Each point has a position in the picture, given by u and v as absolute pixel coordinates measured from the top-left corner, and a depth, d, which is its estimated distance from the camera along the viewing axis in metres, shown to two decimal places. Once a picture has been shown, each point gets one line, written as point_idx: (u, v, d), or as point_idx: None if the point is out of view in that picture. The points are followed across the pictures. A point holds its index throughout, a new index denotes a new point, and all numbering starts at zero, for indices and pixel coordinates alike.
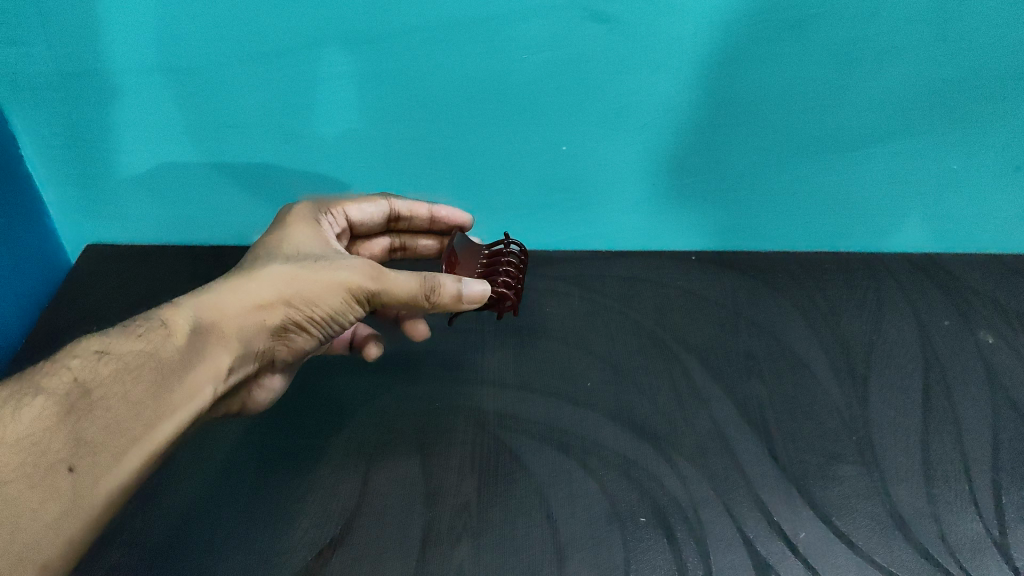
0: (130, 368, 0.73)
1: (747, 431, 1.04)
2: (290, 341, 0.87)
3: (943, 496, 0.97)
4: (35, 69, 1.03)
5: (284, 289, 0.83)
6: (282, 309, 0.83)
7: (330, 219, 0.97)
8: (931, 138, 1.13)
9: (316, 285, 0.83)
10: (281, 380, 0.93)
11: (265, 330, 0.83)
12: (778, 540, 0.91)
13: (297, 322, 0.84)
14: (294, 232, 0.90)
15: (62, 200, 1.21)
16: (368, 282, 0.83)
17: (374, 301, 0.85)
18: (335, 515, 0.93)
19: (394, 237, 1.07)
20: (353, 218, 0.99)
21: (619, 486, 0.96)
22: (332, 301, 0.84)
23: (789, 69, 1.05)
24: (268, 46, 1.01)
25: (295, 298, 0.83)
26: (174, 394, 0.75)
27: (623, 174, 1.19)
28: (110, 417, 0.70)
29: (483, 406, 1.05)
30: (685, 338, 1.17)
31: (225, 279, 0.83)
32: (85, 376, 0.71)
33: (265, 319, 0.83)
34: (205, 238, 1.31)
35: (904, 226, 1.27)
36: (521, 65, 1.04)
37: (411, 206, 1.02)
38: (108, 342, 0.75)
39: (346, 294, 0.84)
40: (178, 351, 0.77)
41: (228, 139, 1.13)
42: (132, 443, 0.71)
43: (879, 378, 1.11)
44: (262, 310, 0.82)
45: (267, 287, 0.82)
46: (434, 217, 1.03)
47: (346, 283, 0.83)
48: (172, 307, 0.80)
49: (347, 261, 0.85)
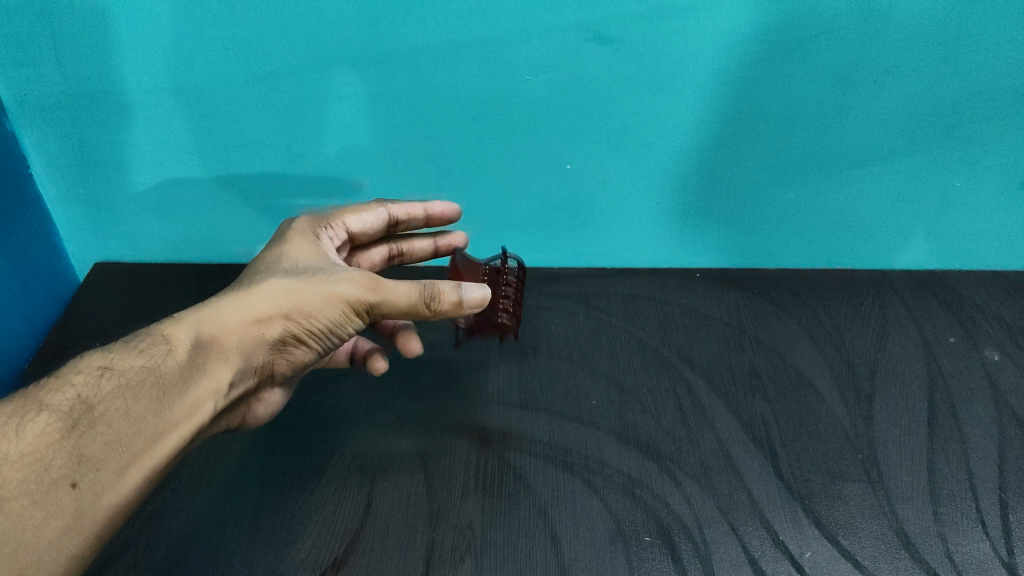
0: (131, 384, 0.73)
1: (753, 451, 1.03)
2: (290, 354, 0.87)
3: (950, 516, 0.96)
4: (45, 90, 1.05)
5: (283, 302, 0.82)
6: (281, 322, 0.83)
7: (331, 233, 0.98)
8: (933, 156, 1.13)
9: (315, 296, 0.83)
10: (279, 395, 0.94)
11: (264, 343, 0.83)
12: (784, 560, 0.91)
13: (296, 335, 0.84)
14: (293, 247, 0.91)
15: (70, 219, 1.22)
16: (367, 292, 0.83)
17: (374, 311, 0.86)
18: (338, 534, 0.92)
19: (392, 244, 1.07)
20: (353, 229, 1.00)
21: (623, 506, 0.96)
22: (332, 312, 0.84)
23: (790, 90, 1.06)
24: (276, 67, 1.02)
25: (294, 311, 0.83)
26: (174, 410, 0.75)
27: (628, 193, 1.19)
28: (112, 432, 0.71)
29: (487, 425, 1.05)
30: (689, 356, 1.17)
31: (226, 294, 0.83)
32: (88, 392, 0.71)
33: (265, 333, 0.82)
34: (210, 258, 1.31)
35: (907, 244, 1.27)
36: (525, 85, 1.05)
37: (406, 208, 1.03)
38: (110, 357, 0.75)
39: (345, 305, 0.84)
40: (178, 366, 0.77)
41: (234, 159, 1.13)
42: (135, 459, 0.72)
43: (884, 396, 1.11)
44: (262, 323, 0.82)
45: (266, 301, 0.82)
46: (429, 215, 1.04)
47: (344, 295, 0.84)
48: (174, 322, 0.80)
49: (345, 273, 0.85)
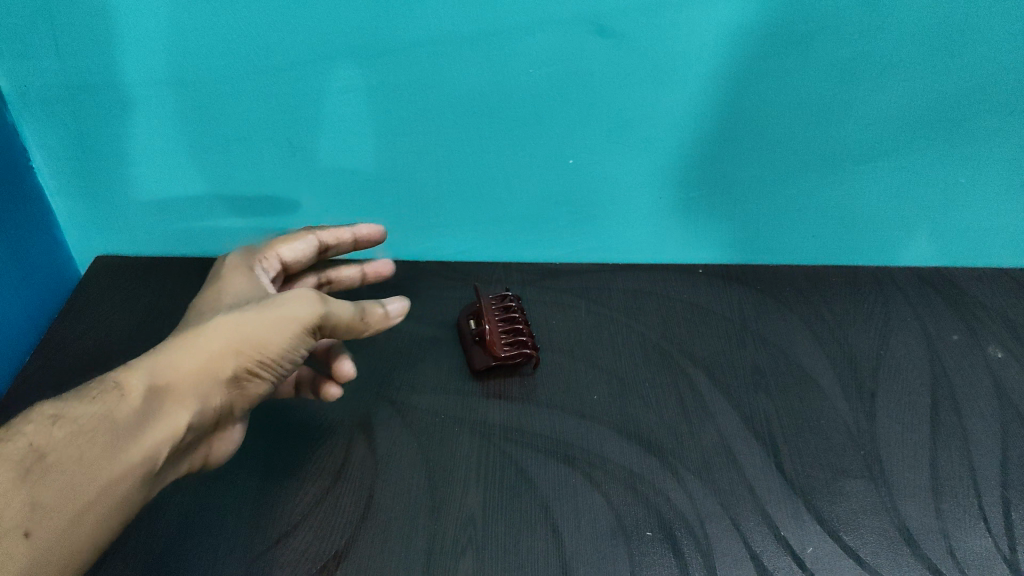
0: (85, 431, 0.72)
1: (755, 447, 1.03)
2: (245, 389, 0.85)
3: (952, 512, 0.96)
4: (45, 82, 1.04)
5: (233, 336, 0.82)
6: (233, 356, 0.82)
7: (264, 266, 0.97)
8: (937, 152, 1.13)
9: (265, 325, 0.83)
10: (237, 433, 0.90)
11: (219, 382, 0.82)
12: (785, 555, 0.91)
13: (250, 369, 0.83)
14: (229, 287, 0.91)
15: (71, 212, 1.22)
16: (315, 310, 0.84)
17: (322, 329, 0.87)
18: (339, 527, 0.92)
19: (319, 273, 1.08)
20: (286, 259, 0.99)
21: (624, 500, 0.96)
22: (282, 340, 0.83)
23: (794, 85, 1.05)
24: (277, 60, 1.02)
25: (247, 343, 0.82)
26: (128, 455, 0.74)
27: (630, 188, 1.19)
28: (65, 482, 0.69)
29: (488, 419, 1.05)
30: (692, 351, 1.16)
31: (174, 336, 0.82)
32: (39, 441, 0.70)
33: (218, 370, 0.81)
34: (211, 251, 1.30)
35: (911, 240, 1.26)
36: (527, 79, 1.05)
37: (335, 233, 1.02)
38: (61, 406, 0.73)
39: (296, 330, 0.84)
40: (133, 412, 0.75)
41: (234, 153, 1.13)
42: (86, 506, 0.71)
43: (886, 392, 1.11)
44: (214, 360, 0.81)
45: (217, 337, 0.81)
46: (358, 239, 1.04)
47: (295, 318, 0.84)
48: (125, 368, 0.78)
49: (291, 296, 0.85)
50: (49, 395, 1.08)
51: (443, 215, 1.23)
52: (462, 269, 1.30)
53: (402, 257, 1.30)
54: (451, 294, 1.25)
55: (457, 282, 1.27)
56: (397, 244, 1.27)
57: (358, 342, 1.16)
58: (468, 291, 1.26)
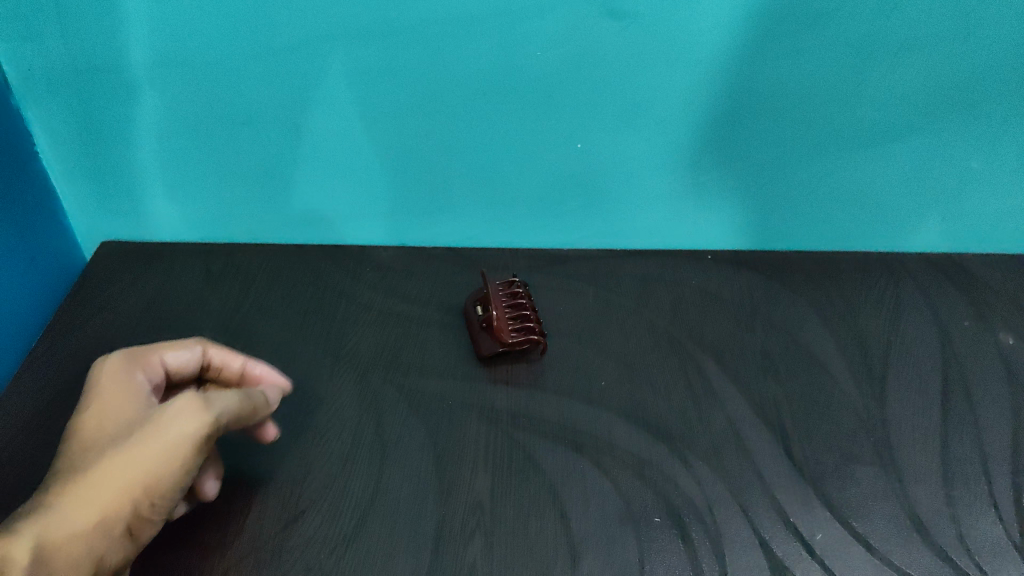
0: None
1: (764, 432, 1.02)
2: (139, 535, 0.79)
3: (963, 499, 0.96)
4: (50, 65, 1.04)
5: (126, 479, 0.76)
6: (126, 502, 0.76)
7: (148, 374, 0.90)
8: (951, 136, 1.11)
9: (153, 456, 0.77)
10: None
11: (112, 536, 0.76)
12: (795, 540, 0.91)
13: (144, 513, 0.77)
14: (110, 398, 0.84)
15: (77, 196, 1.21)
16: (205, 422, 0.79)
17: (212, 437, 0.82)
18: (348, 511, 0.92)
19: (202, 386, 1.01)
20: (170, 365, 0.93)
21: (633, 485, 0.95)
22: (174, 467, 0.78)
23: (805, 67, 1.04)
24: (283, 43, 1.01)
25: (140, 481, 0.76)
26: None
27: (638, 172, 1.18)
28: None
29: (496, 404, 1.05)
30: (701, 337, 1.15)
31: (57, 496, 0.75)
32: None
33: (109, 521, 0.75)
34: (218, 236, 1.29)
35: (922, 226, 1.25)
36: (535, 61, 1.04)
37: (223, 357, 0.96)
38: None
39: (187, 451, 0.79)
40: None
41: (240, 137, 1.13)
42: None
43: (897, 378, 1.10)
44: (107, 512, 0.75)
45: (106, 487, 0.75)
46: (248, 371, 0.98)
47: (184, 434, 0.78)
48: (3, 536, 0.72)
49: (174, 409, 0.80)
50: (56, 379, 1.08)
51: (450, 200, 1.22)
52: (469, 254, 1.29)
53: (409, 243, 1.29)
54: (458, 280, 1.24)
55: (464, 268, 1.26)
56: (404, 229, 1.27)
57: (365, 327, 1.15)
58: (476, 276, 1.25)
